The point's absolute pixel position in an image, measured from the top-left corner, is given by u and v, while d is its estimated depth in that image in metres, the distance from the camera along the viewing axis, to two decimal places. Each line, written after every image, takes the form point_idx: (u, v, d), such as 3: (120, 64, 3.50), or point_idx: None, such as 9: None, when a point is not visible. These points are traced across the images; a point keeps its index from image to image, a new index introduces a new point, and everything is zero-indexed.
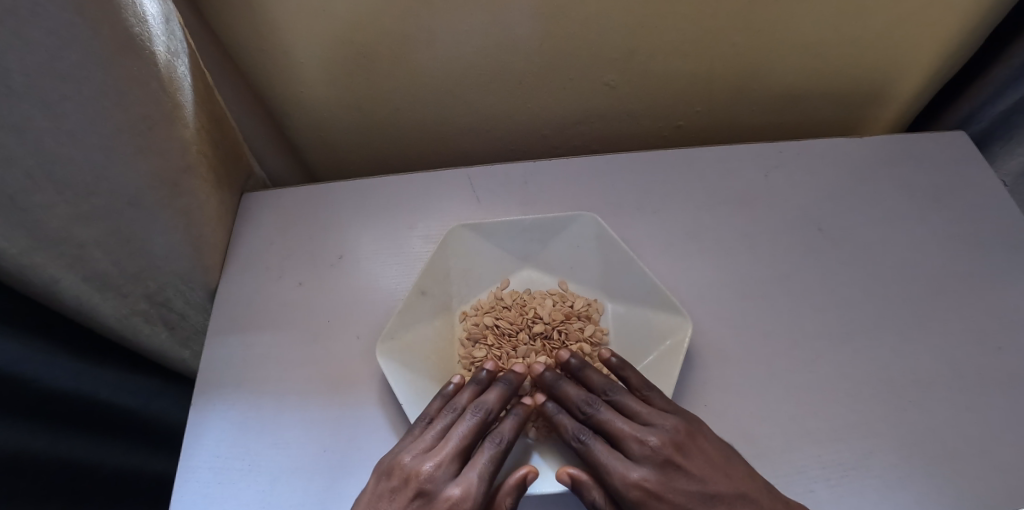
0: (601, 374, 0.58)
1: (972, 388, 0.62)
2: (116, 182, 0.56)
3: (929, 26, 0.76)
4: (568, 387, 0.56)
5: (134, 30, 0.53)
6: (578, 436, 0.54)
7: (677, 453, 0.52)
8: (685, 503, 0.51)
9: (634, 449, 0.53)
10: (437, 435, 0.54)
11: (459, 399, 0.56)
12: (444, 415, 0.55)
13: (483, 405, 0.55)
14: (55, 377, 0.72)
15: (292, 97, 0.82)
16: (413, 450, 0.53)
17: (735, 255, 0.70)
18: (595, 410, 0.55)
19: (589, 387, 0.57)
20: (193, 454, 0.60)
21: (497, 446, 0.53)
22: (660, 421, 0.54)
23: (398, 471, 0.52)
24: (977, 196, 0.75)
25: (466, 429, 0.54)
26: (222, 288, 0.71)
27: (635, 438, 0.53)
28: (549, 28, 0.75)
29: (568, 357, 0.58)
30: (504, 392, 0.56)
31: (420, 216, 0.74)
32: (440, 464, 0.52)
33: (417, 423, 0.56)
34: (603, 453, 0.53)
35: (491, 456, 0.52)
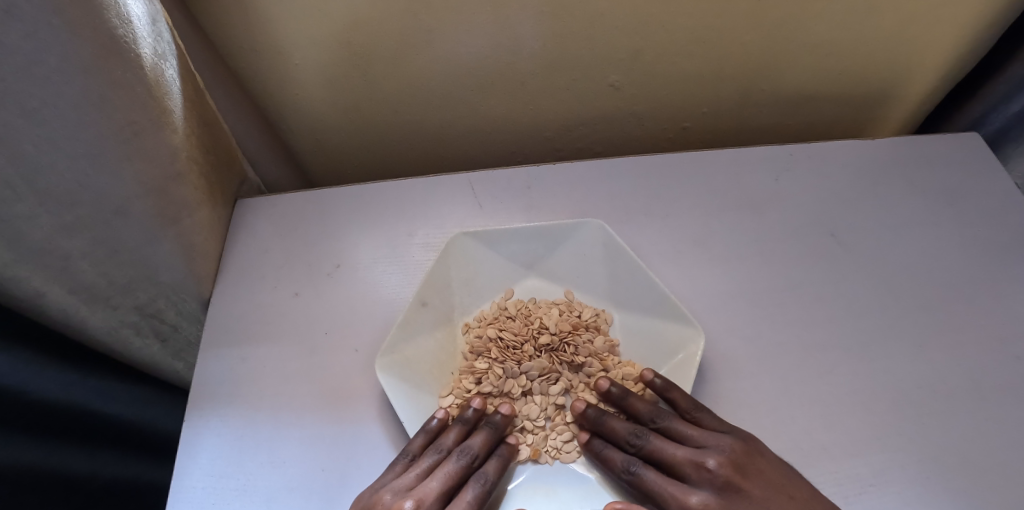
0: (646, 401, 0.56)
1: (993, 401, 0.60)
2: (102, 191, 0.54)
3: (944, 25, 0.74)
4: (613, 421, 0.55)
5: (118, 32, 0.50)
6: (628, 468, 0.52)
7: (736, 474, 0.50)
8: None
9: (691, 474, 0.52)
10: (422, 472, 0.52)
11: (473, 440, 0.54)
12: (427, 454, 0.54)
13: (468, 449, 0.53)
14: (42, 390, 0.70)
15: (287, 99, 0.80)
16: (394, 487, 0.51)
17: (746, 263, 0.68)
18: (644, 441, 0.54)
19: (635, 415, 0.56)
20: (186, 472, 0.58)
21: (481, 488, 0.51)
22: (713, 443, 0.52)
23: (380, 508, 0.50)
24: (992, 199, 0.73)
25: (451, 470, 0.52)
26: (216, 298, 0.69)
27: (689, 462, 0.52)
28: (552, 28, 0.72)
29: (609, 386, 0.56)
30: (489, 435, 0.54)
31: (420, 222, 0.71)
32: (421, 503, 0.50)
33: (430, 455, 0.53)
34: (657, 482, 0.51)
35: (475, 496, 0.51)
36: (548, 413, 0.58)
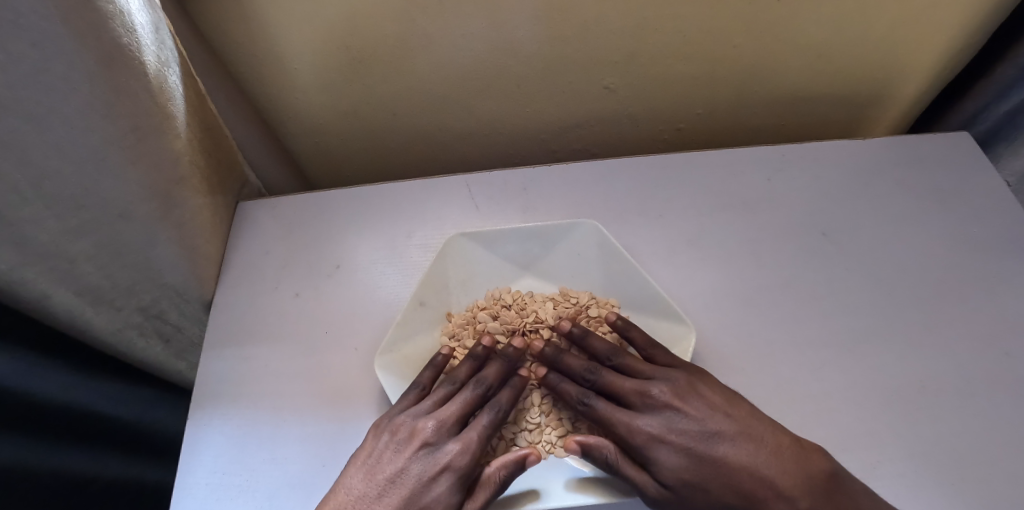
0: (643, 332, 0.60)
1: (981, 396, 0.61)
2: (107, 195, 0.55)
3: (933, 27, 0.75)
4: (569, 358, 0.58)
5: (122, 40, 0.51)
6: (582, 399, 0.56)
7: (676, 398, 0.55)
8: (689, 444, 0.53)
9: (637, 402, 0.56)
10: (438, 400, 0.56)
11: (457, 370, 0.58)
12: (444, 383, 0.57)
13: (483, 380, 0.56)
14: (47, 390, 0.71)
15: (287, 103, 0.81)
16: (414, 411, 0.55)
17: (739, 262, 0.69)
18: (597, 376, 0.58)
19: (591, 353, 0.59)
20: (189, 469, 0.59)
21: (495, 414, 0.55)
22: (661, 375, 0.57)
23: (400, 431, 0.54)
24: (982, 198, 0.74)
25: (468, 397, 0.56)
26: (217, 299, 0.70)
27: (636, 391, 0.56)
28: (547, 31, 0.73)
29: (570, 327, 0.60)
30: (502, 367, 0.58)
31: (418, 224, 0.73)
32: (442, 424, 0.54)
33: (411, 389, 0.58)
34: (610, 409, 0.55)
35: (491, 420, 0.54)
36: (546, 410, 0.59)
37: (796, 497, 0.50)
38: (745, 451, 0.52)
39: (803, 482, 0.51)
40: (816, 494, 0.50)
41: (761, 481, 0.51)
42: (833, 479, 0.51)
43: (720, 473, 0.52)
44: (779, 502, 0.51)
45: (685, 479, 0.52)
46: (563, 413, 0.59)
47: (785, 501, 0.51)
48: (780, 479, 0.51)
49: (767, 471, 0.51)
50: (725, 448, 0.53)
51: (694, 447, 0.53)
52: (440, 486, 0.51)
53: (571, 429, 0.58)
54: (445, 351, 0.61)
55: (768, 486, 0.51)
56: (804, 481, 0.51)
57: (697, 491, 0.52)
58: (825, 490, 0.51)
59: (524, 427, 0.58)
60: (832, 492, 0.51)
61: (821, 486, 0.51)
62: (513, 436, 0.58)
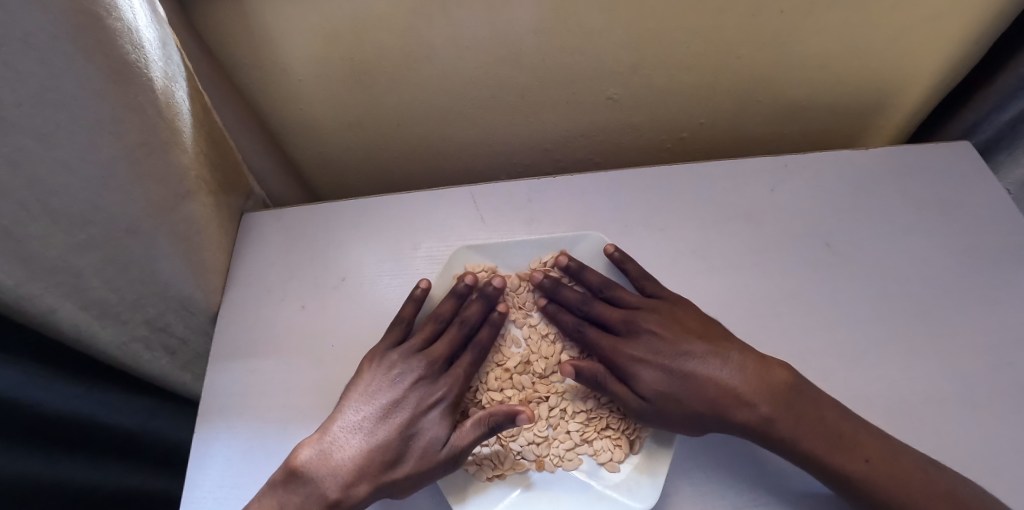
0: (598, 274, 0.65)
1: (985, 406, 0.62)
2: (114, 210, 0.55)
3: (934, 38, 0.76)
4: (566, 291, 0.64)
5: (130, 57, 0.51)
6: (577, 327, 0.63)
7: (657, 324, 0.60)
8: (665, 361, 0.58)
9: (623, 329, 0.62)
10: (426, 338, 0.62)
11: (442, 309, 0.63)
12: (428, 323, 0.63)
13: (467, 319, 0.62)
14: (50, 402, 0.71)
15: (291, 115, 0.81)
16: (403, 349, 0.61)
17: (742, 272, 0.69)
18: (590, 305, 0.63)
19: (586, 286, 0.65)
20: (196, 483, 0.59)
21: (478, 352, 0.61)
22: (647, 304, 0.63)
23: (394, 366, 0.60)
24: (984, 207, 0.75)
25: (455, 335, 0.61)
26: (223, 312, 0.70)
27: (623, 320, 0.62)
28: (550, 43, 0.74)
29: (567, 261, 0.65)
30: (484, 304, 0.63)
31: (423, 235, 0.73)
32: (430, 360, 0.60)
33: (396, 325, 0.62)
34: (598, 336, 0.62)
35: (475, 358, 0.60)
36: (553, 422, 0.60)
37: (756, 401, 0.54)
38: (712, 366, 0.57)
39: (762, 387, 0.55)
40: (776, 399, 0.54)
41: (726, 390, 0.55)
42: (792, 390, 0.55)
43: (692, 385, 0.56)
44: (743, 407, 0.55)
45: (660, 390, 0.56)
46: (570, 425, 0.59)
47: (748, 406, 0.55)
48: (742, 387, 0.55)
49: (730, 380, 0.56)
50: (694, 363, 0.57)
51: (669, 364, 0.58)
52: (433, 414, 0.57)
53: (579, 441, 0.59)
54: (424, 284, 0.64)
55: (733, 393, 0.55)
56: (764, 386, 0.55)
57: (669, 402, 0.56)
58: (786, 396, 0.55)
59: (532, 440, 0.58)
60: (792, 402, 0.55)
61: (782, 393, 0.55)
62: (519, 449, 0.58)
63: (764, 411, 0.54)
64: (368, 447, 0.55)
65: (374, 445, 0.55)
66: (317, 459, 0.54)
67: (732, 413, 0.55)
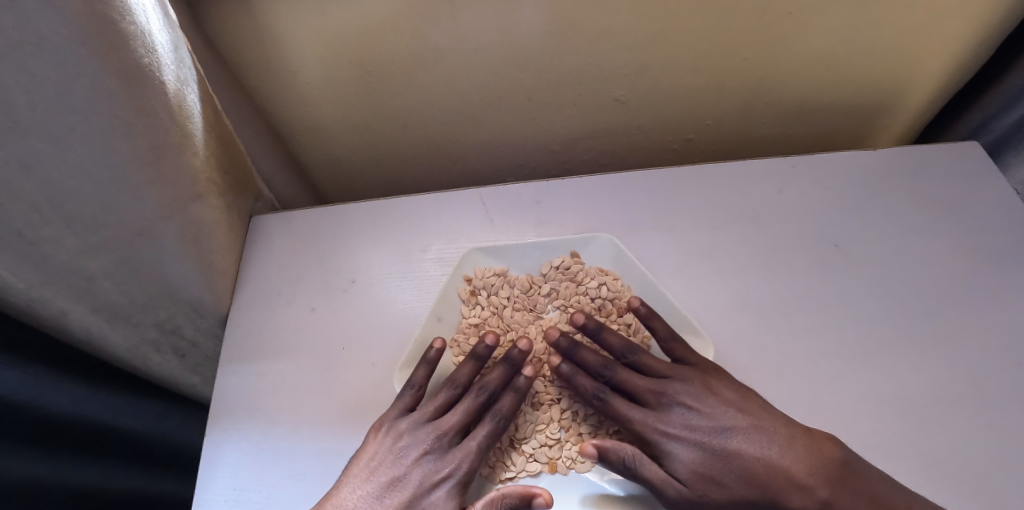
0: (618, 336, 0.61)
1: (995, 407, 0.62)
2: (125, 214, 0.55)
3: (940, 39, 0.76)
4: (586, 353, 0.60)
5: (143, 60, 0.52)
6: (598, 394, 0.58)
7: (691, 397, 0.57)
8: (702, 438, 0.55)
9: (651, 400, 0.58)
10: (438, 407, 0.59)
11: (458, 374, 0.60)
12: (443, 391, 0.59)
13: (485, 386, 0.58)
14: (59, 405, 0.71)
15: (299, 118, 0.81)
16: (411, 419, 0.58)
17: (751, 274, 0.70)
18: (613, 372, 0.59)
19: (608, 349, 0.61)
20: (208, 486, 0.59)
21: (495, 422, 0.56)
22: (677, 374, 0.59)
23: (400, 438, 0.57)
24: (991, 208, 0.75)
25: (469, 406, 0.57)
26: (232, 315, 0.70)
27: (650, 391, 0.59)
28: (557, 45, 0.74)
29: (584, 321, 0.60)
30: (506, 371, 0.58)
31: (433, 238, 0.73)
32: (441, 434, 0.57)
33: (406, 391, 0.59)
34: (626, 407, 0.57)
35: (490, 430, 0.56)
36: (564, 425, 0.59)
37: (814, 485, 0.52)
38: (756, 442, 0.54)
39: (814, 469, 0.52)
40: (831, 480, 0.52)
41: (773, 470, 0.53)
42: (844, 467, 0.53)
43: (734, 465, 0.54)
44: (797, 490, 0.52)
45: (699, 471, 0.54)
46: (582, 427, 0.59)
47: (802, 490, 0.52)
48: (794, 468, 0.52)
49: (779, 460, 0.53)
50: (737, 441, 0.55)
51: (707, 441, 0.55)
52: (438, 492, 0.54)
53: None
54: (439, 344, 0.60)
55: (780, 474, 0.53)
56: (818, 466, 0.52)
57: (710, 485, 0.53)
58: (837, 475, 0.52)
59: (543, 442, 0.59)
60: (846, 479, 0.52)
61: (833, 470, 0.52)
62: (531, 451, 0.58)
63: (821, 496, 0.51)
64: None
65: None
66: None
67: (784, 497, 0.52)
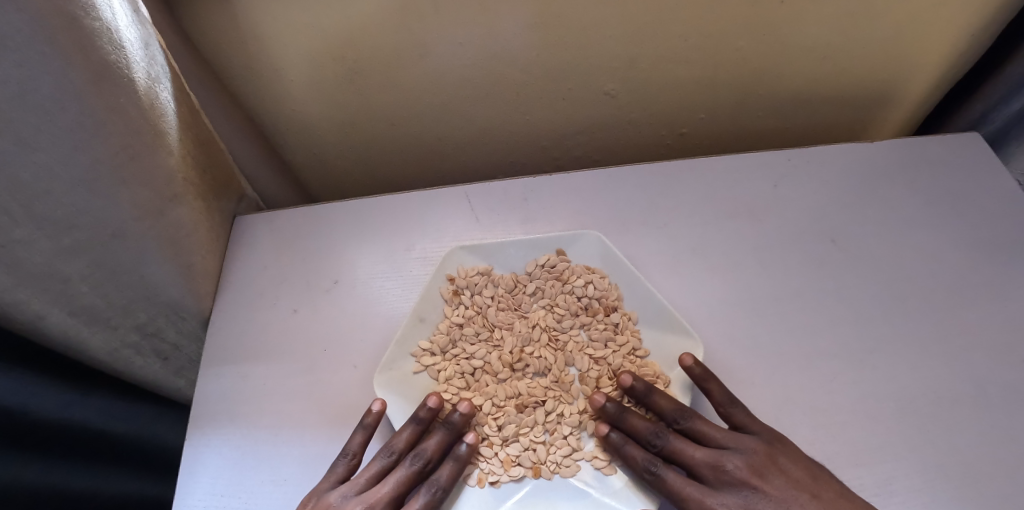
0: (670, 398, 0.56)
1: (997, 406, 0.59)
2: (98, 216, 0.54)
3: (939, 27, 0.74)
4: (635, 419, 0.55)
5: (111, 57, 0.50)
6: (650, 467, 0.53)
7: (757, 476, 0.52)
8: None
9: (710, 476, 0.53)
10: (370, 477, 0.54)
11: (394, 440, 0.55)
12: (377, 457, 0.55)
13: (421, 453, 0.54)
14: (42, 409, 0.71)
15: (282, 116, 0.80)
16: (341, 492, 0.53)
17: (744, 270, 0.68)
18: (665, 440, 0.54)
19: (658, 412, 0.56)
20: (188, 492, 0.58)
21: (432, 493, 0.52)
22: (737, 443, 0.54)
23: None
24: (994, 200, 0.72)
25: (402, 475, 0.53)
26: (214, 317, 0.69)
27: (708, 464, 0.53)
28: (544, 39, 0.72)
29: (632, 381, 0.57)
30: (444, 437, 0.55)
31: (417, 237, 0.71)
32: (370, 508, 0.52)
33: (340, 460, 0.55)
34: (681, 483, 0.52)
35: (427, 501, 0.52)
36: (549, 427, 0.58)
37: None
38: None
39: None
40: None
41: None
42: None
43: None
44: None
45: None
46: (566, 430, 0.58)
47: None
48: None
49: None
50: None
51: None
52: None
53: (576, 447, 0.57)
54: (377, 407, 0.55)
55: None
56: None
57: None
58: None
59: (528, 446, 0.57)
60: None
61: None
62: (516, 455, 0.56)
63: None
64: None
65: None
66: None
67: None
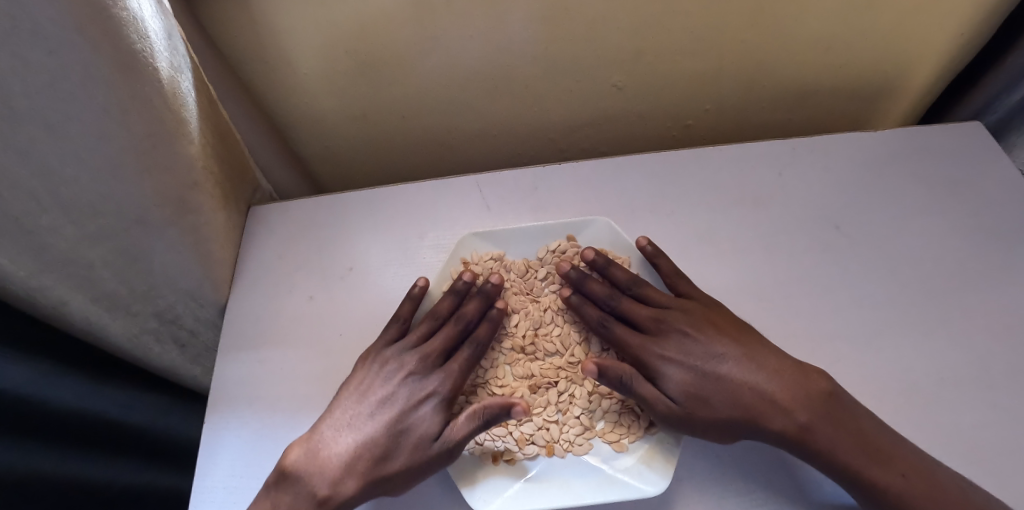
0: (625, 270, 0.63)
1: (1001, 388, 0.60)
2: (122, 203, 0.56)
3: (943, 19, 0.75)
4: (593, 284, 0.62)
5: (137, 47, 0.52)
6: (602, 322, 0.60)
7: (687, 325, 0.58)
8: (695, 361, 0.57)
9: (651, 327, 0.60)
10: (422, 334, 0.61)
11: (399, 311, 0.62)
12: (424, 321, 0.61)
13: (463, 315, 0.60)
14: (63, 397, 0.72)
15: (295, 109, 0.82)
16: (398, 346, 0.60)
17: (751, 256, 0.69)
18: (618, 301, 0.61)
19: (613, 282, 0.62)
20: (207, 472, 0.60)
21: (474, 348, 0.59)
22: (676, 303, 0.61)
23: (387, 363, 0.59)
24: (997, 188, 0.73)
25: (450, 331, 0.60)
26: (231, 303, 0.70)
27: (651, 318, 0.60)
28: (553, 32, 0.73)
29: (593, 256, 0.63)
30: (481, 302, 0.61)
31: (429, 225, 0.73)
32: (426, 356, 0.59)
33: (392, 323, 0.62)
34: (626, 333, 0.59)
35: (470, 354, 0.59)
36: (561, 407, 0.59)
37: (794, 409, 0.53)
38: (747, 370, 0.55)
39: (800, 396, 0.53)
40: (813, 407, 0.53)
41: (758, 394, 0.54)
42: (832, 398, 0.53)
43: (724, 388, 0.55)
44: (779, 414, 0.53)
45: (689, 392, 0.55)
46: (577, 410, 0.59)
47: (785, 414, 0.53)
48: (779, 394, 0.54)
49: (766, 386, 0.54)
50: (729, 366, 0.56)
51: (698, 363, 0.56)
52: (425, 407, 0.56)
53: (588, 426, 0.58)
54: (423, 282, 0.63)
55: (766, 399, 0.54)
56: (804, 395, 0.53)
57: (699, 405, 0.54)
58: (826, 407, 0.53)
59: (541, 425, 0.58)
60: (831, 410, 0.53)
61: (822, 402, 0.53)
62: (529, 434, 0.57)
63: (801, 419, 0.52)
64: (357, 444, 0.55)
65: (365, 439, 0.55)
66: (304, 459, 0.54)
67: (767, 421, 0.53)
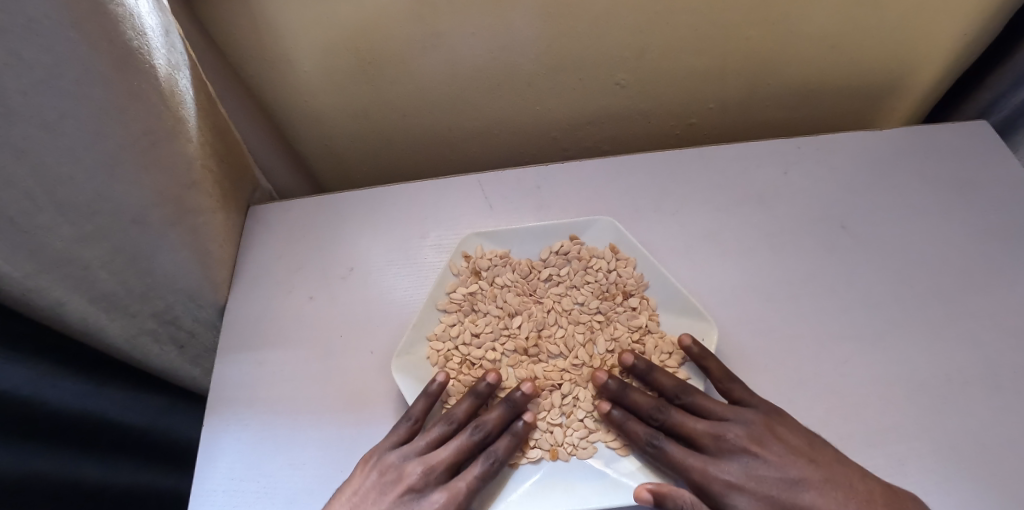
0: (670, 375, 0.58)
1: (1010, 389, 0.60)
2: (120, 202, 0.55)
3: (949, 16, 0.74)
4: (637, 394, 0.57)
5: (132, 43, 0.51)
6: (651, 440, 0.54)
7: (754, 444, 0.53)
8: (771, 490, 0.52)
9: (710, 445, 0.55)
10: (430, 441, 0.56)
11: (412, 409, 0.57)
12: (435, 425, 0.57)
13: (481, 425, 0.55)
14: (60, 399, 0.71)
15: (295, 107, 0.81)
16: (402, 453, 0.55)
17: (756, 256, 0.68)
18: (666, 415, 0.56)
19: (658, 389, 0.58)
20: (207, 475, 0.59)
21: (488, 463, 0.53)
22: (738, 416, 0.55)
23: (387, 472, 0.54)
24: (1004, 186, 0.73)
25: (462, 443, 0.55)
26: (231, 304, 0.69)
27: (708, 434, 0.55)
28: (556, 29, 0.73)
29: (633, 361, 0.58)
30: (505, 413, 0.56)
31: (431, 224, 0.72)
32: (430, 470, 0.54)
33: (402, 422, 0.57)
34: (682, 456, 0.54)
35: (483, 470, 0.53)
36: (565, 409, 0.58)
37: None
38: (835, 500, 0.50)
39: None
40: None
41: None
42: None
43: None
44: None
45: None
46: (581, 413, 0.58)
47: None
48: None
49: None
50: (811, 496, 0.51)
51: (776, 494, 0.52)
52: None
53: (592, 428, 0.58)
54: (441, 378, 0.57)
55: None
56: None
57: None
58: None
59: (544, 428, 0.57)
60: None
61: None
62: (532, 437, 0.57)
63: None
64: None
65: None
66: None
67: None
